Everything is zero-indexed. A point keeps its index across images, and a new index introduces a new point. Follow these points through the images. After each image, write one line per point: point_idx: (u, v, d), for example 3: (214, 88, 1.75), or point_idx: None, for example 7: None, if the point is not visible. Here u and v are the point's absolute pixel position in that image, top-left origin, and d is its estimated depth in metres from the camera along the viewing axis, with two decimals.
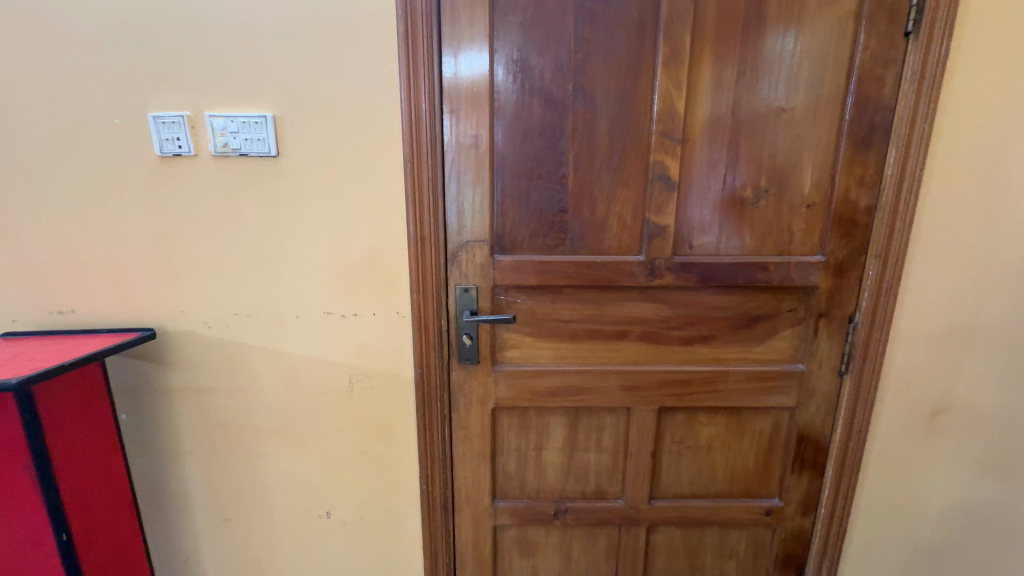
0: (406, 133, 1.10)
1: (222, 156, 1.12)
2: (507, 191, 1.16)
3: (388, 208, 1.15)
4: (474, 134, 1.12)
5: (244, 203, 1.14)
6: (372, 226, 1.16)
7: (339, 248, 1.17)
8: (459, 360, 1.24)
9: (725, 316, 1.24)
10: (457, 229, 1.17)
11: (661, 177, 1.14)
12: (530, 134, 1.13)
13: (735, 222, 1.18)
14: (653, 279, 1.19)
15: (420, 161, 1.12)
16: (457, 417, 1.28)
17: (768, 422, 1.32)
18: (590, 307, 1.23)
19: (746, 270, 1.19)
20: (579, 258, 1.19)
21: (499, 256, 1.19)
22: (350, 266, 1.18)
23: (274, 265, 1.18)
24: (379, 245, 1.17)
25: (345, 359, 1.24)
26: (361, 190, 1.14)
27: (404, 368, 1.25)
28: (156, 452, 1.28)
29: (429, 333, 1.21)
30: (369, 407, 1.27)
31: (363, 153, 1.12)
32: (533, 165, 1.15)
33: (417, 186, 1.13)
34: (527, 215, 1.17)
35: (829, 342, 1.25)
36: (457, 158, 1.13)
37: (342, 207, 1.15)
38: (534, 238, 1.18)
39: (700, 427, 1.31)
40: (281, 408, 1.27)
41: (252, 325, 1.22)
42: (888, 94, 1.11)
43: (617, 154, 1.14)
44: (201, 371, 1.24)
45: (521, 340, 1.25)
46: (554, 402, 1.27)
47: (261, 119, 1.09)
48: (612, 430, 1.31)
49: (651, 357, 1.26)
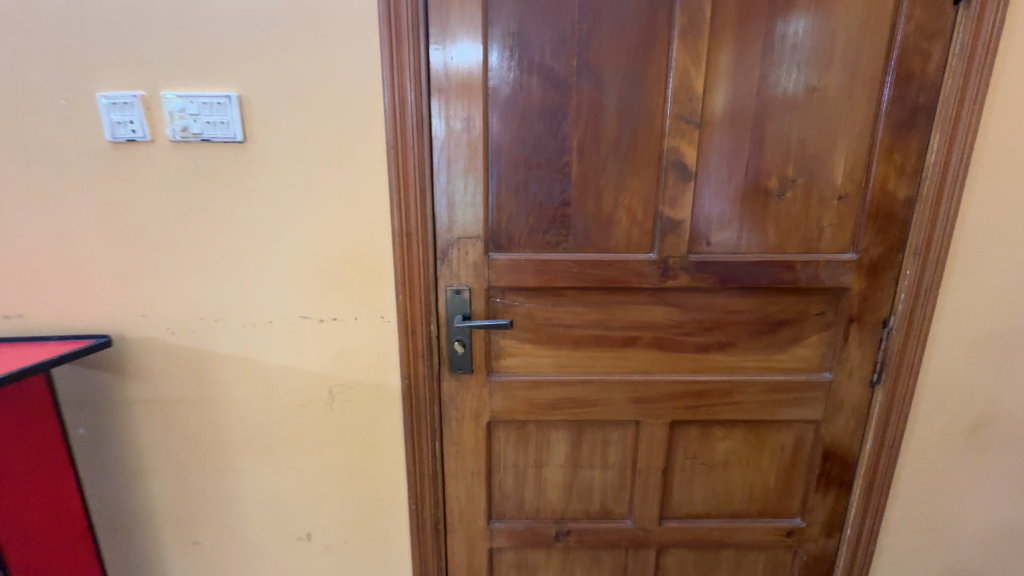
0: (390, 116, 0.98)
1: (181, 142, 0.99)
2: (504, 182, 1.04)
3: (370, 201, 1.03)
4: (466, 117, 1.00)
5: (208, 196, 1.02)
6: (353, 221, 1.04)
7: (317, 246, 1.05)
8: (451, 370, 1.12)
9: (745, 321, 1.12)
10: (448, 225, 1.04)
11: (676, 166, 1.01)
12: (530, 117, 1.00)
13: (758, 215, 1.06)
14: (666, 280, 1.07)
15: (406, 148, 0.99)
16: (449, 431, 1.16)
17: (790, 436, 1.20)
18: (596, 311, 1.11)
19: (769, 271, 1.07)
20: (583, 256, 1.06)
21: (495, 254, 1.06)
22: (330, 266, 1.06)
23: (244, 265, 1.06)
24: (360, 242, 1.05)
25: (325, 369, 1.12)
26: (339, 180, 1.02)
27: (390, 378, 1.13)
28: (118, 469, 1.16)
29: (417, 340, 1.09)
30: (352, 422, 1.15)
31: (342, 138, 1.00)
32: (534, 152, 1.02)
33: (403, 176, 1.00)
34: (526, 208, 1.05)
35: (860, 349, 1.13)
36: (448, 146, 1.01)
37: (319, 200, 1.03)
38: (534, 234, 1.06)
39: (716, 441, 1.20)
40: (253, 422, 1.15)
41: (220, 331, 1.10)
42: (933, 72, 0.98)
43: (627, 140, 1.01)
44: (164, 381, 1.12)
45: (520, 347, 1.12)
46: (555, 414, 1.15)
47: (225, 100, 0.97)
48: (619, 445, 1.19)
49: (663, 366, 1.14)
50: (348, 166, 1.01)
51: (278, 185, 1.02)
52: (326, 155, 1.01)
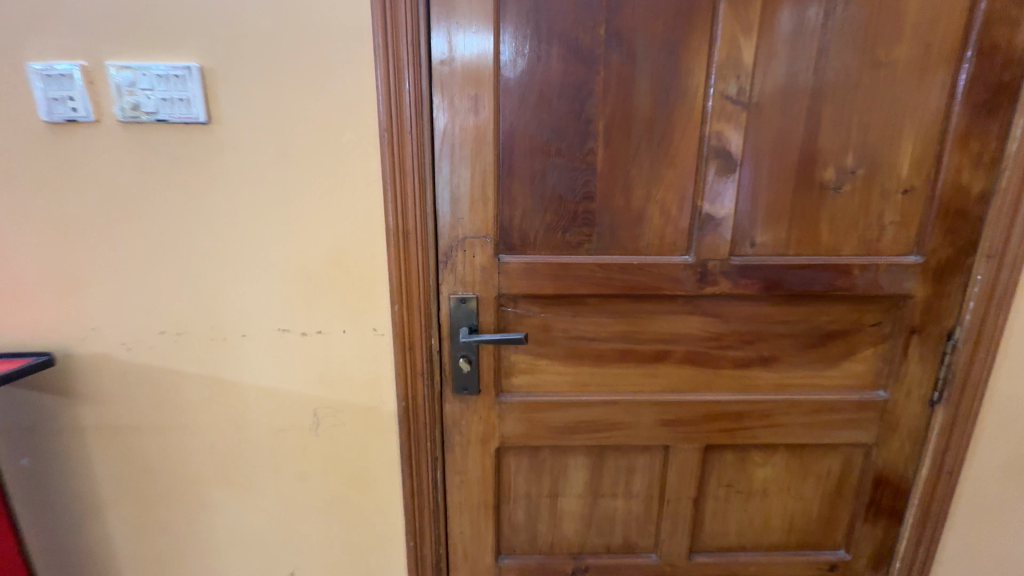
0: (383, 93, 0.82)
1: (132, 123, 0.83)
2: (517, 173, 0.88)
3: (360, 194, 0.87)
4: (473, 95, 0.84)
5: (167, 188, 0.86)
6: (340, 218, 0.88)
7: (297, 247, 0.90)
8: (454, 391, 0.97)
9: (791, 332, 0.98)
10: (452, 223, 0.89)
11: (720, 153, 0.87)
12: (549, 96, 0.85)
13: (810, 212, 0.92)
14: (703, 287, 0.93)
15: (403, 131, 0.84)
16: (452, 459, 1.01)
17: (837, 461, 1.06)
18: (623, 322, 0.96)
19: (822, 276, 0.93)
20: (608, 259, 0.92)
21: (506, 256, 0.91)
22: (313, 270, 0.91)
23: (212, 269, 0.90)
24: (348, 243, 0.89)
25: (308, 390, 0.97)
26: (323, 169, 0.86)
27: (383, 399, 0.98)
28: (69, 505, 1.01)
29: (417, 356, 0.94)
30: (340, 448, 1.00)
31: (326, 119, 0.84)
32: (553, 136, 0.87)
33: (399, 164, 0.85)
34: (542, 203, 0.90)
35: (920, 364, 0.99)
36: (453, 129, 0.85)
37: (300, 193, 0.87)
38: (552, 233, 0.91)
39: (754, 468, 1.06)
40: (226, 450, 0.99)
41: (185, 346, 0.94)
42: (1021, 44, 0.84)
43: (661, 123, 0.87)
44: (121, 404, 0.96)
45: (534, 364, 0.98)
46: (574, 439, 1.01)
47: (184, 72, 0.80)
48: (645, 473, 1.05)
49: (697, 384, 1.00)
50: (333, 153, 0.85)
51: (251, 175, 0.86)
52: (308, 140, 0.85)
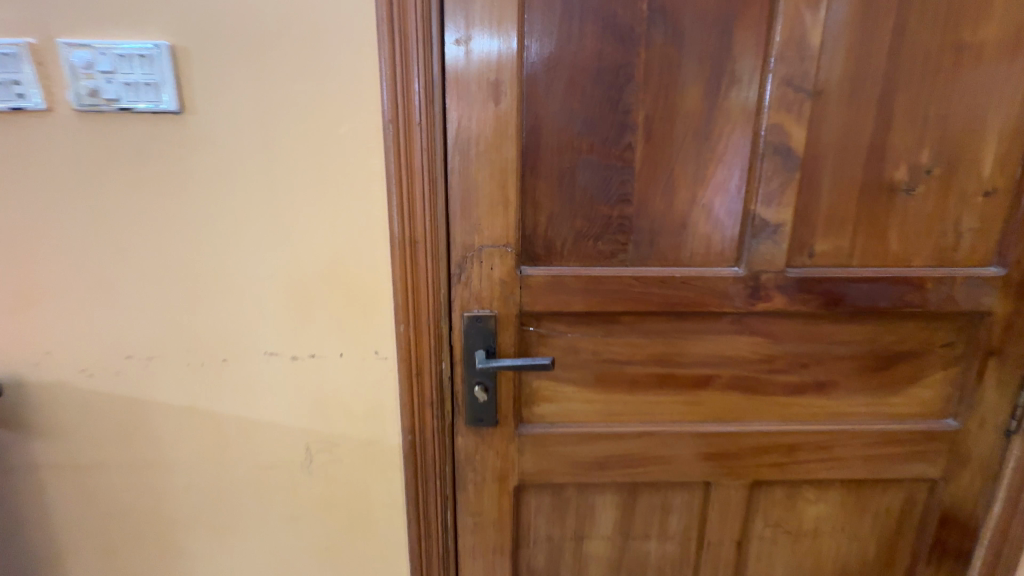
0: (388, 78, 0.70)
1: (91, 113, 0.70)
2: (542, 172, 0.76)
3: (360, 196, 0.75)
4: (493, 80, 0.72)
5: (134, 189, 0.74)
6: (337, 225, 0.76)
7: (287, 258, 0.77)
8: (468, 422, 0.84)
9: (852, 354, 0.86)
10: (466, 230, 0.77)
11: (778, 149, 0.75)
12: (580, 82, 0.73)
13: (879, 217, 0.80)
14: (754, 303, 0.81)
15: (411, 123, 0.71)
16: (465, 499, 0.89)
17: (898, 498, 0.94)
18: (661, 343, 0.84)
19: (890, 290, 0.81)
20: (647, 272, 0.80)
21: (528, 269, 0.79)
22: (306, 285, 0.78)
23: (188, 283, 0.78)
24: (346, 253, 0.77)
25: (299, 421, 0.84)
26: (317, 168, 0.74)
27: (386, 432, 0.85)
28: (23, 553, 0.87)
29: (425, 384, 0.81)
30: (335, 488, 0.87)
31: (320, 109, 0.72)
32: (585, 130, 0.75)
33: (406, 162, 0.72)
34: (572, 207, 0.77)
35: (997, 390, 0.87)
36: (469, 120, 0.73)
37: (290, 195, 0.75)
38: (582, 241, 0.79)
39: (805, 505, 0.94)
40: (204, 491, 0.86)
41: (157, 373, 0.81)
42: None
43: (709, 115, 0.75)
44: (82, 439, 0.83)
45: (559, 391, 0.86)
46: (603, 476, 0.89)
47: (151, 51, 0.68)
48: (682, 512, 0.93)
49: (743, 413, 0.88)
50: (329, 148, 0.73)
51: (233, 175, 0.74)
52: (298, 133, 0.72)
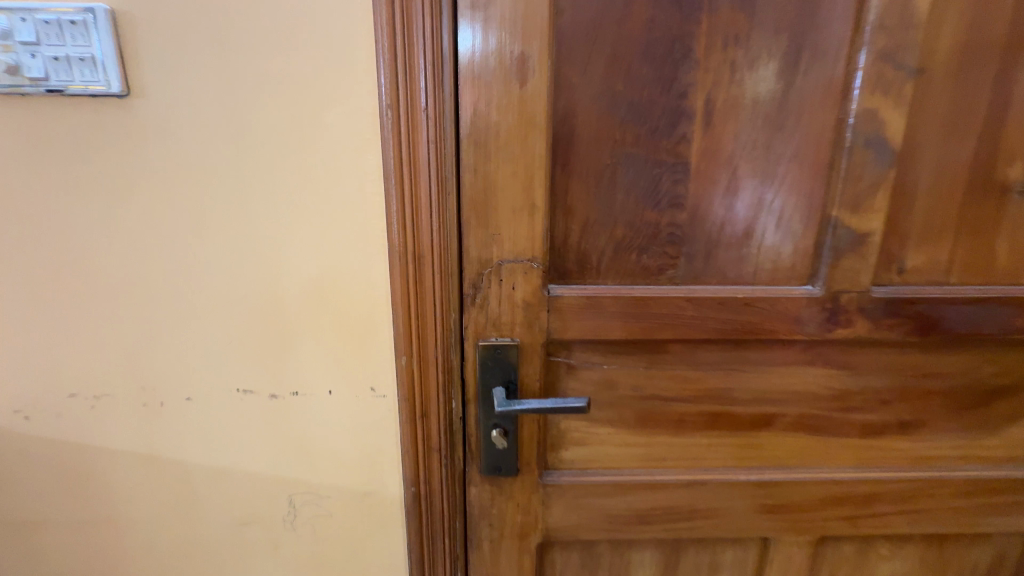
0: (387, 51, 0.55)
1: (14, 96, 0.56)
2: (576, 170, 0.62)
3: (352, 201, 0.60)
4: (518, 54, 0.57)
5: (73, 191, 0.59)
6: (323, 236, 0.62)
7: (264, 276, 0.63)
8: (484, 470, 0.70)
9: (942, 389, 0.72)
10: (482, 242, 0.62)
11: (869, 142, 0.61)
12: (626, 57, 0.59)
13: (985, 225, 0.65)
14: (831, 329, 0.67)
15: (416, 109, 0.57)
16: (478, 558, 0.75)
17: (986, 554, 0.80)
18: (716, 376, 0.70)
19: (995, 314, 0.67)
20: (702, 292, 0.65)
21: (558, 288, 0.65)
22: (287, 310, 0.64)
23: (143, 307, 0.64)
24: (335, 270, 0.63)
25: (280, 470, 0.70)
26: (298, 164, 0.59)
27: (385, 482, 0.71)
28: None
29: (432, 427, 0.67)
30: (324, 547, 0.73)
31: (300, 91, 0.57)
32: (630, 117, 0.60)
33: (410, 158, 0.58)
34: (612, 213, 0.63)
35: None
36: (487, 105, 0.58)
37: (265, 200, 0.60)
38: (623, 255, 0.65)
39: (878, 564, 0.79)
40: (169, 551, 0.72)
41: (108, 414, 0.67)
42: None
43: (784, 99, 0.60)
44: (20, 492, 0.69)
45: (591, 432, 0.71)
46: (643, 532, 0.75)
47: (85, 16, 0.54)
48: (734, 571, 0.79)
49: (809, 458, 0.74)
50: (312, 140, 0.59)
51: (195, 174, 0.60)
52: (274, 121, 0.58)
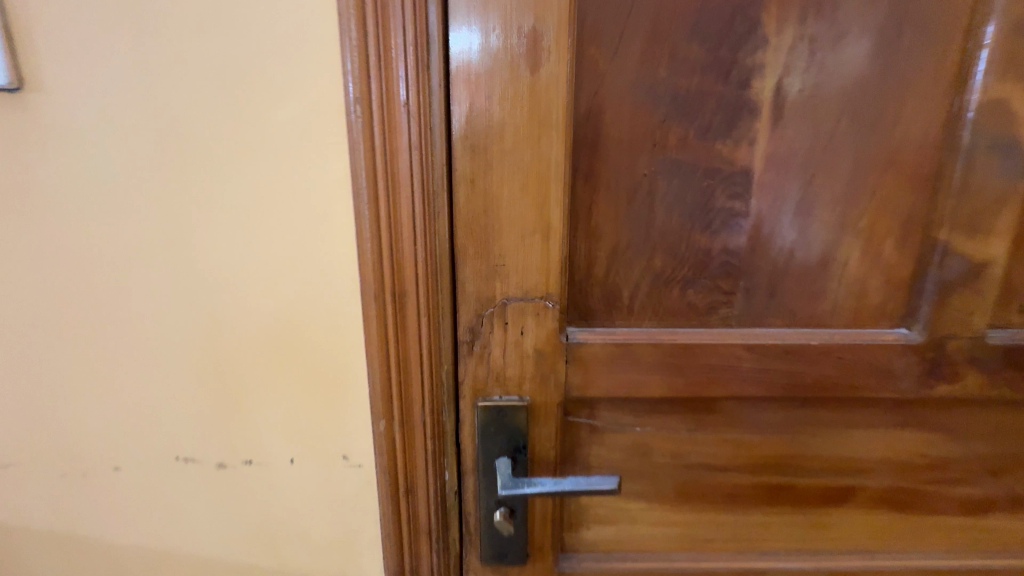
0: (354, 26, 0.42)
1: None
2: (603, 181, 0.48)
3: (313, 223, 0.47)
4: (527, 31, 0.43)
5: None
6: (278, 268, 0.48)
7: (205, 318, 0.50)
8: (485, 556, 0.56)
9: None
10: (482, 275, 0.48)
11: (991, 144, 0.46)
12: (670, 33, 0.44)
13: None
14: (931, 385, 0.52)
15: (395, 103, 0.43)
16: None
17: None
18: (778, 441, 0.55)
19: None
20: (764, 336, 0.51)
21: (579, 332, 0.51)
22: (235, 361, 0.51)
23: (56, 356, 0.51)
24: (294, 310, 0.49)
25: (232, 554, 0.56)
26: (244, 177, 0.46)
27: (362, 569, 0.57)
28: None
29: (418, 506, 0.53)
30: None
31: (244, 81, 0.44)
32: (675, 112, 0.46)
33: (388, 168, 0.44)
34: (649, 236, 0.49)
35: None
36: (488, 98, 0.45)
37: (203, 223, 0.47)
38: (662, 290, 0.50)
39: None
40: None
41: (19, 486, 0.54)
42: None
43: (879, 88, 0.46)
44: None
45: (619, 508, 0.57)
46: None
47: None
48: None
49: (894, 539, 0.59)
50: (260, 146, 0.45)
51: (115, 190, 0.47)
52: (212, 121, 0.45)
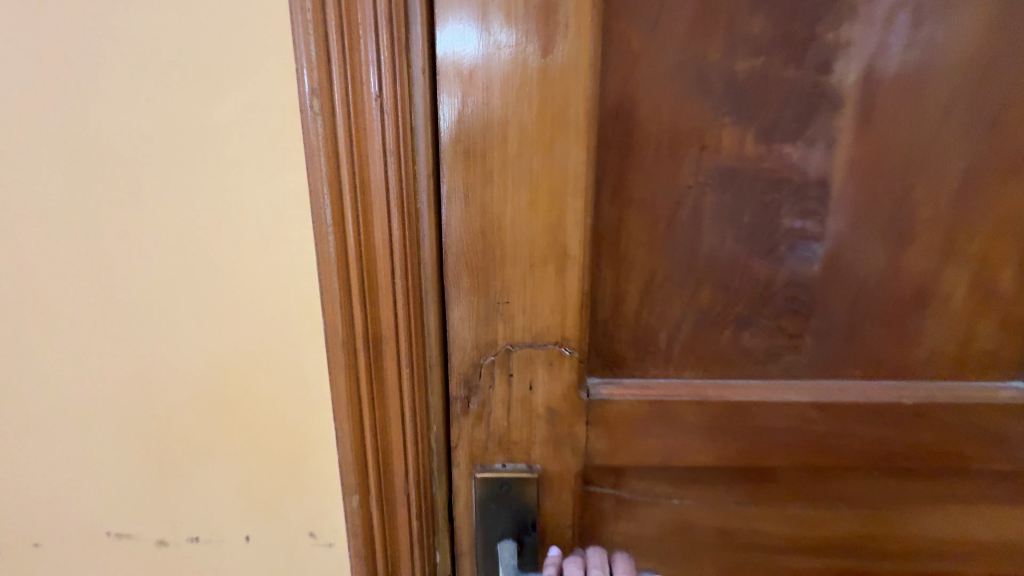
0: None
1: None
2: (635, 197, 0.37)
3: (264, 251, 0.37)
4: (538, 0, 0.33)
5: None
6: (223, 306, 0.38)
7: (136, 369, 0.40)
8: None
9: None
10: (479, 315, 0.38)
11: None
12: (725, 2, 0.34)
13: None
14: None
15: (364, 97, 0.33)
16: None
17: None
18: (855, 520, 0.43)
19: None
20: (837, 391, 0.40)
21: (603, 385, 0.40)
22: (174, 420, 0.41)
23: None
24: (244, 358, 0.39)
25: None
26: (178, 194, 0.36)
27: None
28: None
29: None
30: None
31: (171, 71, 0.34)
32: (730, 106, 0.35)
33: (357, 182, 0.34)
34: (694, 265, 0.38)
35: None
36: (486, 90, 0.34)
37: (129, 251, 0.37)
38: (708, 332, 0.40)
39: None
40: None
41: None
42: None
43: (1000, 72, 0.35)
44: None
45: None
46: None
47: None
48: None
49: None
50: (195, 153, 0.35)
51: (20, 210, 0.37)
52: (135, 124, 0.35)
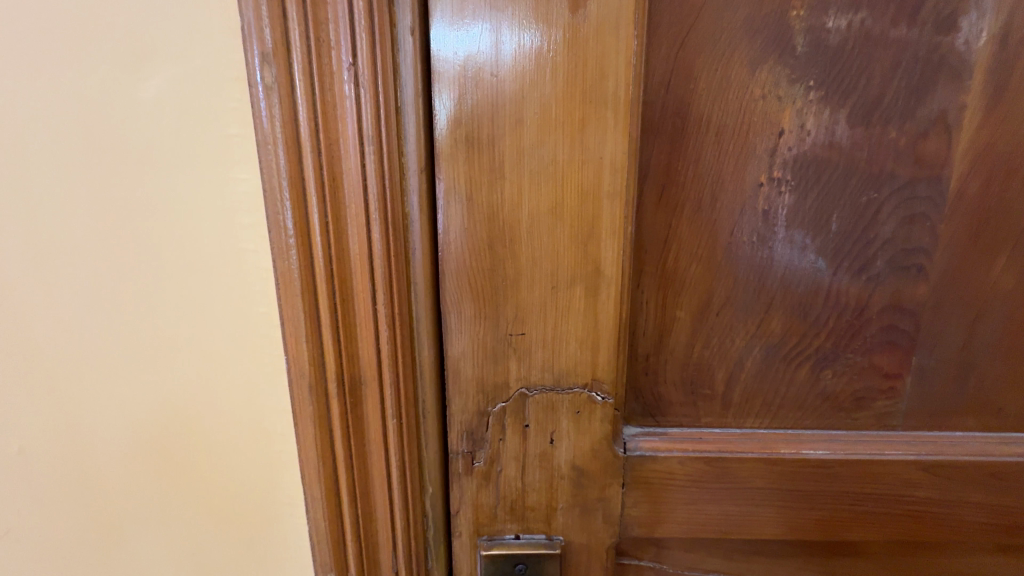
0: None
1: None
2: (688, 197, 0.29)
3: (200, 268, 0.27)
4: None
5: None
6: (148, 346, 0.28)
7: (16, 436, 0.28)
8: None
9: None
10: (486, 351, 0.30)
11: None
12: None
13: None
14: None
15: (334, 65, 0.24)
16: None
17: None
18: None
19: None
20: (944, 447, 0.31)
21: (643, 439, 0.32)
22: (79, 501, 0.30)
23: None
24: (176, 407, 0.29)
25: None
26: (76, 191, 0.26)
27: None
28: None
29: None
30: None
31: (59, 23, 0.24)
32: (817, 77, 0.27)
33: (326, 179, 0.25)
34: (762, 286, 0.30)
35: None
36: (496, 54, 0.26)
37: (4, 274, 0.26)
38: (779, 372, 0.31)
39: None
40: None
41: None
42: None
43: None
44: None
45: None
46: None
47: None
48: None
49: None
50: (103, 139, 0.25)
51: None
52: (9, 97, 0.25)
